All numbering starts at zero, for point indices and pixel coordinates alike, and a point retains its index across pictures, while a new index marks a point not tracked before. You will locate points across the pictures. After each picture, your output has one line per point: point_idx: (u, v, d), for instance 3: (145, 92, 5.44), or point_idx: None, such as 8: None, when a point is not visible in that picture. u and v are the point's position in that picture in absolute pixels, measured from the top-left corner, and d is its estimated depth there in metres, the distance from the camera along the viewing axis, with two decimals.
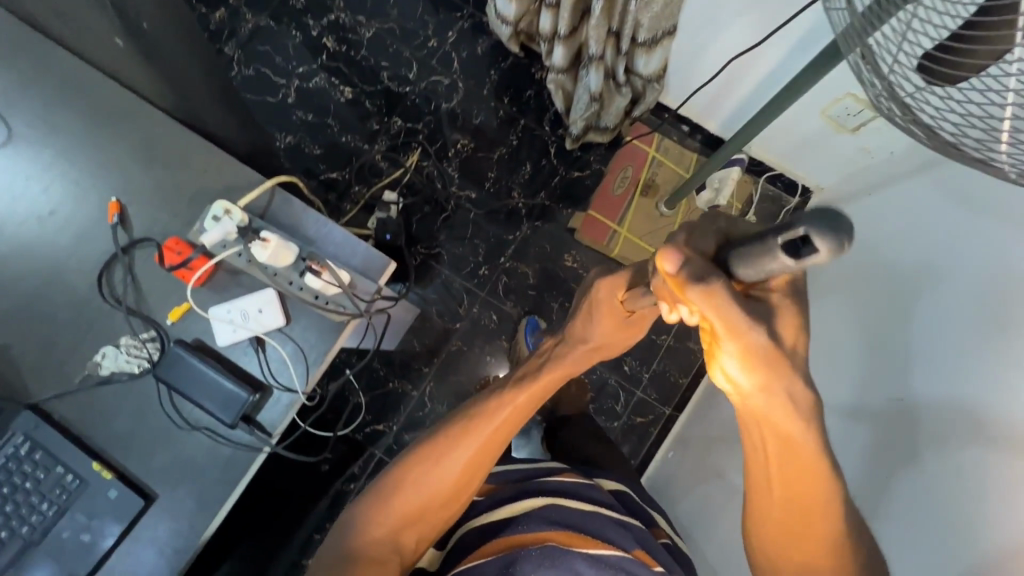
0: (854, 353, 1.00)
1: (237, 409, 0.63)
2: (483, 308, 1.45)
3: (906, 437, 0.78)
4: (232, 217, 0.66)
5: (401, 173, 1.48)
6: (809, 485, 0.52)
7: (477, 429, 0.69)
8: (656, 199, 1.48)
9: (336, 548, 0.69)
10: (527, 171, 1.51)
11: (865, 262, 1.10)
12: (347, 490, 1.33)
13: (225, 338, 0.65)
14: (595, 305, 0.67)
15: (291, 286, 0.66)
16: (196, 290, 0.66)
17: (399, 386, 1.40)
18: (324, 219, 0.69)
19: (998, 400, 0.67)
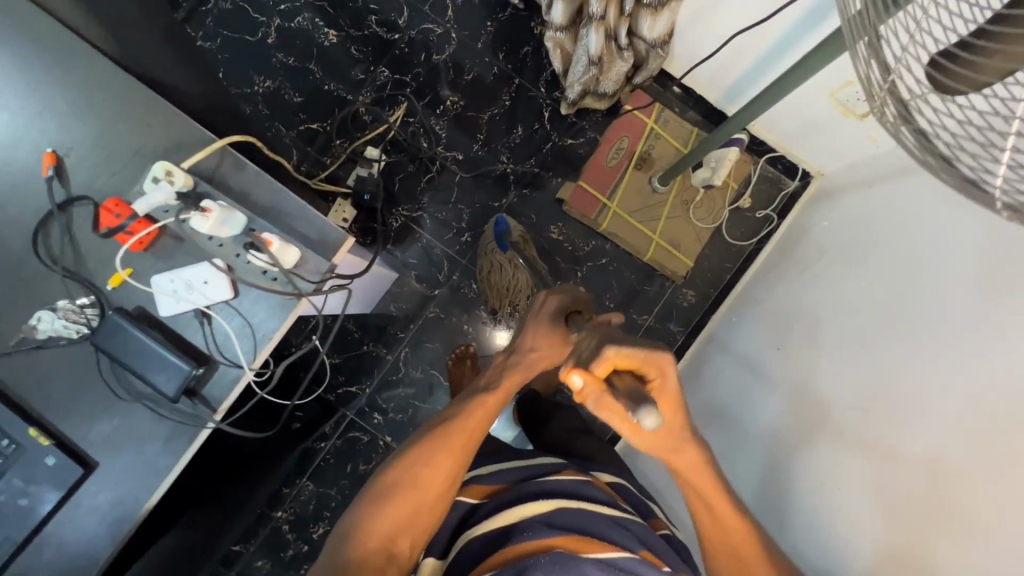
0: (788, 362, 1.11)
1: (179, 382, 0.60)
2: (464, 276, 1.42)
3: (827, 455, 0.90)
4: (173, 182, 0.61)
5: (384, 129, 1.40)
6: (721, 501, 0.69)
7: (455, 429, 0.76)
8: (650, 174, 1.42)
9: (327, 562, 0.67)
10: (518, 134, 1.44)
11: (810, 273, 1.18)
12: (318, 448, 1.36)
13: (167, 310, 0.62)
14: (546, 318, 0.81)
15: (237, 258, 0.63)
16: (138, 255, 0.63)
17: (373, 349, 1.39)
18: (277, 186, 0.65)
19: (939, 444, 0.74)
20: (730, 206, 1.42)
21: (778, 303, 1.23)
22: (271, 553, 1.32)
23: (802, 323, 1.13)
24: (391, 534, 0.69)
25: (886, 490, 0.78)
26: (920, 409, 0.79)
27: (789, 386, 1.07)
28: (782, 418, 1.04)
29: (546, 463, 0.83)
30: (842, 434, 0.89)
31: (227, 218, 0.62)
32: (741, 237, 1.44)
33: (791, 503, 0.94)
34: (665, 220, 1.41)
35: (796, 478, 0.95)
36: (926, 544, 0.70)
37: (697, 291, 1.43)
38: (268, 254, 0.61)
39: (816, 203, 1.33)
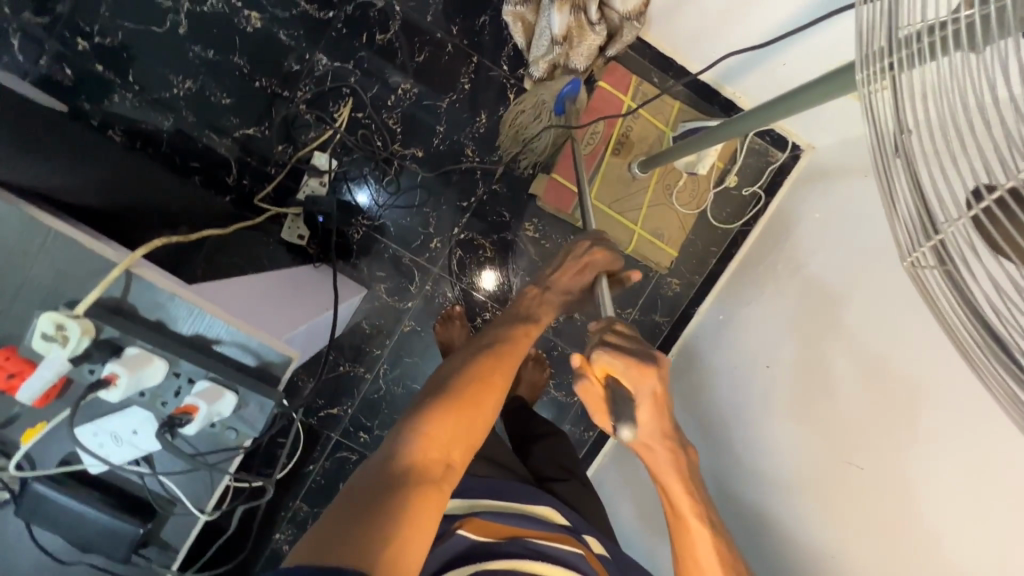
0: (772, 328, 1.11)
1: (127, 545, 0.55)
2: (437, 284, 1.33)
3: (804, 423, 0.94)
4: (71, 339, 0.51)
5: (331, 133, 1.25)
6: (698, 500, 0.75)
7: (511, 353, 0.78)
8: (628, 158, 1.31)
9: (382, 460, 0.61)
10: (482, 122, 1.29)
11: (801, 238, 1.15)
12: (307, 472, 1.35)
13: (97, 467, 0.55)
14: (586, 264, 0.90)
15: (165, 405, 0.56)
16: (51, 407, 0.55)
17: (351, 369, 1.33)
18: (198, 310, 0.56)
19: (912, 484, 0.75)
20: (714, 188, 1.34)
21: (768, 269, 1.21)
22: None
23: (789, 288, 1.12)
24: (449, 442, 0.65)
25: (854, 501, 0.82)
26: (895, 388, 0.81)
27: (771, 352, 1.08)
28: (761, 385, 1.07)
29: (540, 516, 0.76)
30: (817, 403, 0.93)
31: (143, 369, 0.53)
32: (726, 218, 1.36)
33: (759, 463, 1.01)
34: (646, 209, 1.32)
35: (767, 442, 1.01)
36: None
37: (681, 279, 1.37)
38: (199, 418, 0.54)
39: (806, 182, 1.25)
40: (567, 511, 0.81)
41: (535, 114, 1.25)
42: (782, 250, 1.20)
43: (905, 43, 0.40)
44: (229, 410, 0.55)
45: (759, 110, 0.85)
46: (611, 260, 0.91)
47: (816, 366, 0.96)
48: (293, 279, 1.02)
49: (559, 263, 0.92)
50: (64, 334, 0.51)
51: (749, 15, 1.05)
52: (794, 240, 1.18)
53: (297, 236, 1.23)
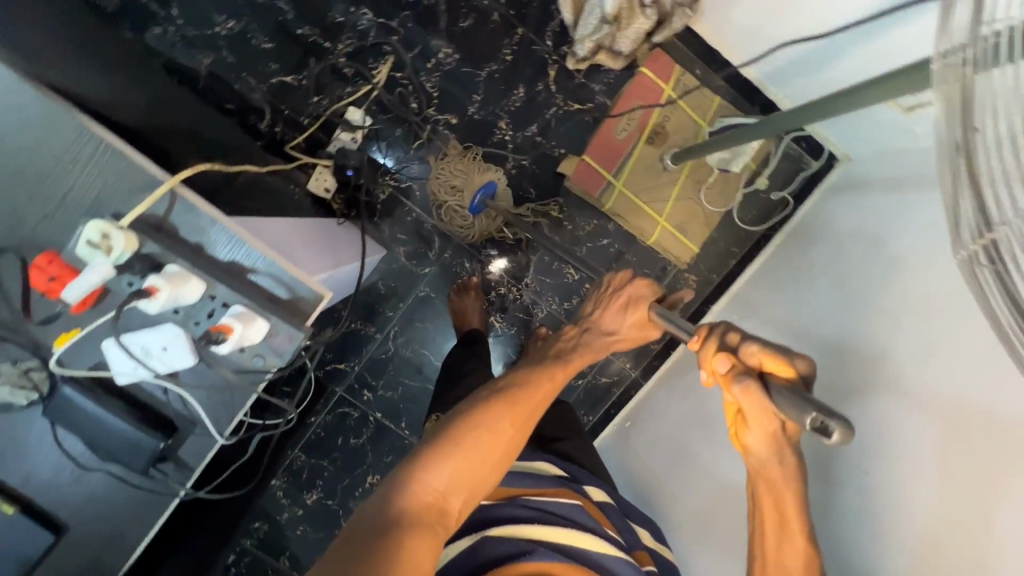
0: (865, 330, 0.92)
1: (148, 456, 0.57)
2: (456, 254, 1.34)
3: (908, 437, 0.74)
4: (113, 247, 0.52)
5: (368, 89, 1.24)
6: (795, 518, 0.66)
7: (529, 393, 0.75)
8: (661, 149, 1.29)
9: (378, 507, 0.60)
10: (519, 96, 1.28)
11: (906, 228, 0.96)
12: (309, 422, 1.37)
13: (124, 379, 0.56)
14: (633, 299, 0.84)
15: (196, 326, 0.57)
16: (86, 316, 0.57)
17: (362, 328, 1.35)
18: (236, 236, 0.56)
19: (924, 489, 0.69)
20: (744, 188, 1.33)
21: (855, 264, 1.03)
22: (266, 517, 1.37)
23: (890, 284, 0.93)
24: (447, 489, 0.64)
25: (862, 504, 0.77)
26: (933, 387, 0.74)
27: (863, 356, 0.89)
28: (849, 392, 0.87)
29: (540, 470, 0.81)
30: (907, 408, 0.76)
31: (180, 287, 0.54)
32: (751, 221, 1.35)
33: (852, 489, 0.79)
34: (672, 202, 1.31)
35: (861, 460, 0.79)
36: None
37: (699, 277, 1.36)
38: (232, 341, 0.56)
39: (836, 192, 1.23)
40: (565, 464, 0.87)
41: (459, 190, 1.26)
42: (878, 242, 1.01)
43: (982, 38, 0.39)
44: (257, 337, 0.57)
45: (796, 110, 0.84)
46: (659, 290, 0.84)
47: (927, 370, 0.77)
48: (325, 227, 1.04)
49: (599, 296, 0.88)
50: (108, 243, 0.52)
51: (804, 13, 1.04)
52: (889, 231, 0.99)
53: (323, 188, 1.24)
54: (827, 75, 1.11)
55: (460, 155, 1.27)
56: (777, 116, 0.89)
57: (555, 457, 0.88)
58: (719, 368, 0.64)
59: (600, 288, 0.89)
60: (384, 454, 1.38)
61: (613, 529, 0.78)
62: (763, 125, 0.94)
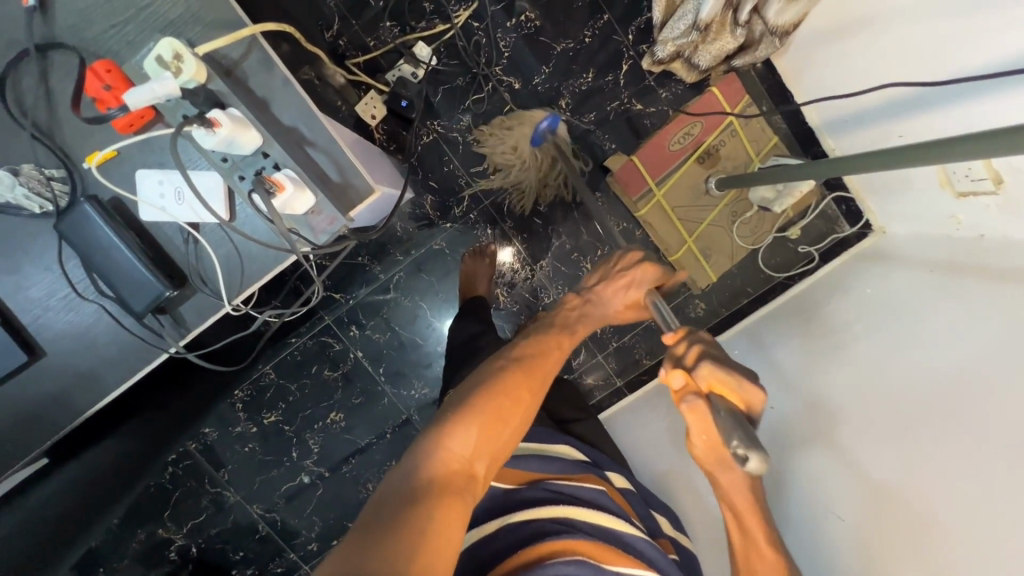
0: (854, 397, 0.93)
1: (151, 299, 0.62)
2: (481, 217, 1.32)
3: (894, 516, 0.78)
4: (180, 74, 0.57)
5: (444, 28, 1.23)
6: (755, 524, 0.69)
7: (543, 364, 0.74)
8: (709, 171, 1.29)
9: (407, 471, 0.57)
10: (587, 80, 1.27)
11: (914, 305, 0.98)
12: (289, 341, 1.34)
13: (147, 214, 0.62)
14: (634, 280, 0.85)
15: (238, 181, 0.61)
16: (128, 140, 0.62)
17: (367, 264, 1.32)
18: (304, 105, 0.64)
19: (904, 526, 0.76)
20: (775, 232, 1.33)
21: (859, 329, 1.04)
22: (218, 426, 1.33)
23: (886, 356, 0.94)
24: (473, 453, 0.61)
25: (845, 532, 0.83)
26: (920, 434, 0.80)
27: (851, 421, 0.91)
28: (836, 455, 0.90)
29: (558, 455, 0.86)
30: (894, 453, 0.82)
31: (237, 136, 0.59)
32: (774, 266, 1.36)
33: (833, 545, 0.83)
34: (705, 226, 1.31)
35: (843, 522, 0.84)
36: None
37: (708, 306, 1.36)
38: (283, 196, 0.60)
39: (862, 260, 1.23)
40: (586, 450, 0.92)
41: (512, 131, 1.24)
42: (885, 311, 1.03)
43: None
44: (303, 208, 0.63)
45: (843, 158, 0.85)
46: (662, 274, 0.86)
47: (922, 442, 0.79)
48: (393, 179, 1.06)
49: (604, 273, 0.87)
50: (177, 65, 0.57)
51: (871, 80, 1.03)
52: (898, 304, 1.01)
53: (369, 115, 1.23)
54: (882, 138, 1.07)
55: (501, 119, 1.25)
56: (825, 160, 0.91)
57: (576, 443, 0.92)
58: (674, 384, 0.67)
59: (609, 264, 0.88)
60: (354, 394, 1.36)
61: (635, 516, 0.83)
62: (808, 167, 0.95)
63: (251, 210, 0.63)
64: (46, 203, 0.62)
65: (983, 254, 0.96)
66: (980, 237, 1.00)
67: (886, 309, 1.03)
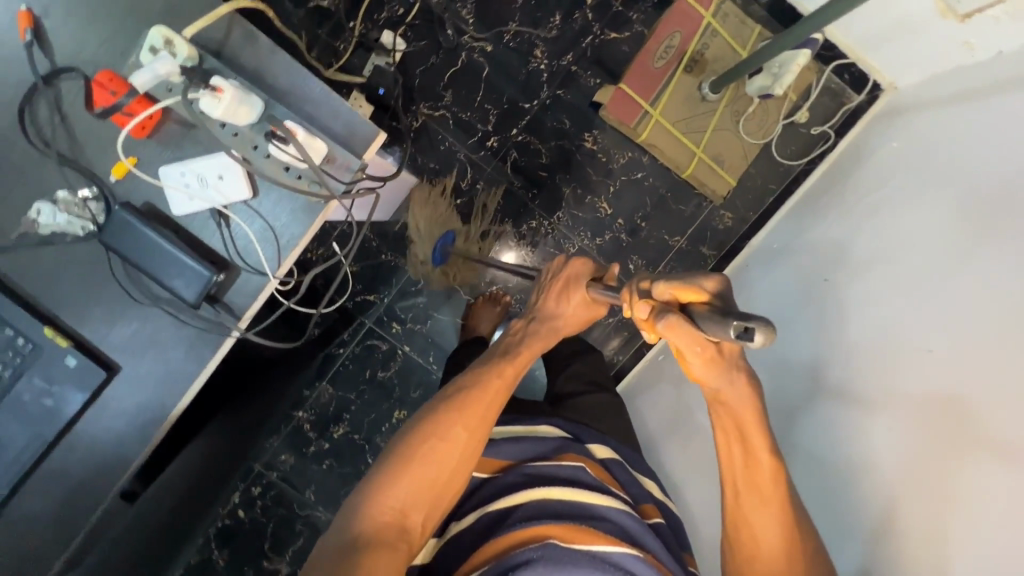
0: (881, 350, 0.84)
1: (201, 287, 0.64)
2: (488, 184, 1.32)
3: (931, 441, 0.71)
4: (174, 53, 0.63)
5: (406, 12, 1.25)
6: (756, 433, 0.65)
7: (478, 397, 0.69)
8: (700, 77, 1.27)
9: (341, 533, 0.61)
10: (556, 23, 1.27)
11: (935, 233, 0.86)
12: (336, 353, 1.37)
13: (179, 206, 0.66)
14: (569, 281, 0.78)
15: (255, 150, 0.66)
16: (143, 143, 0.66)
17: (393, 260, 1.35)
18: (294, 65, 0.66)
19: (916, 420, 0.74)
20: (784, 120, 1.30)
21: (873, 264, 0.94)
22: (293, 450, 1.37)
23: (918, 293, 0.83)
24: (402, 505, 0.63)
25: (860, 442, 0.80)
26: (939, 320, 0.78)
27: (881, 352, 0.84)
28: (867, 370, 0.85)
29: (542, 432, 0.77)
30: (911, 340, 0.80)
31: (242, 100, 0.63)
32: (791, 155, 1.32)
33: (854, 508, 0.78)
34: (711, 132, 1.28)
35: (870, 488, 0.77)
36: (919, 524, 0.68)
37: (735, 214, 1.34)
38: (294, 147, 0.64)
39: (879, 121, 1.20)
40: (568, 422, 0.82)
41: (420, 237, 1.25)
42: (896, 238, 0.93)
43: None
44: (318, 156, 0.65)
45: None
46: (595, 268, 0.79)
47: (935, 328, 0.78)
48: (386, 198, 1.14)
49: (541, 286, 0.82)
50: (170, 49, 0.63)
51: None
52: (908, 231, 0.91)
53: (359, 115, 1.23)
54: None
55: (426, 198, 1.25)
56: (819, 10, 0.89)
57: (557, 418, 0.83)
58: (641, 315, 0.62)
59: (543, 276, 0.83)
60: (411, 389, 1.38)
61: (618, 486, 0.75)
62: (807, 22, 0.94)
63: (270, 177, 0.66)
64: (88, 222, 0.66)
65: (992, 152, 0.85)
66: (1000, 54, 0.97)
67: (918, 158, 0.99)
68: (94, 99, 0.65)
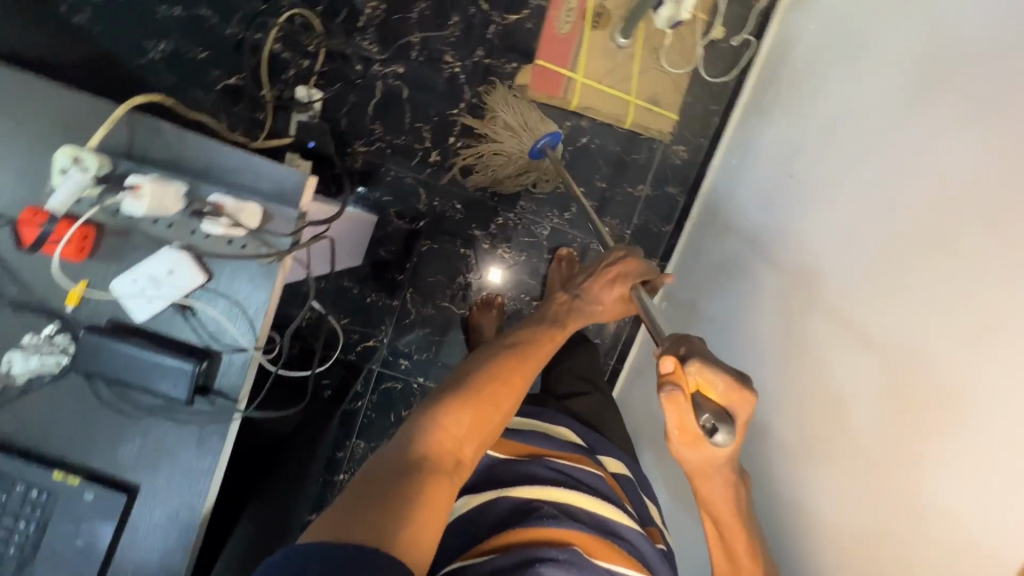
0: (839, 324, 0.81)
1: (188, 380, 0.65)
2: (445, 198, 1.34)
3: (900, 421, 0.68)
4: (84, 166, 0.64)
5: (312, 63, 1.26)
6: (729, 520, 0.69)
7: (533, 353, 0.74)
8: (609, 30, 1.26)
9: (395, 451, 0.59)
10: (456, 25, 1.27)
11: (873, 196, 0.82)
12: (356, 408, 1.36)
13: (141, 312, 0.66)
14: (619, 276, 0.83)
15: (193, 235, 0.67)
16: (89, 265, 0.66)
17: (378, 299, 1.35)
18: (204, 140, 0.67)
19: (888, 395, 0.70)
20: (703, 41, 1.29)
21: (795, 254, 0.95)
22: None
23: (869, 257, 0.80)
24: (463, 434, 0.62)
25: (834, 415, 0.78)
26: (899, 285, 0.74)
27: (844, 314, 0.81)
28: (835, 331, 0.81)
29: (559, 435, 0.75)
30: (871, 304, 0.77)
31: (162, 190, 0.64)
32: (720, 73, 1.33)
33: (820, 502, 0.77)
34: (637, 78, 1.28)
35: (838, 479, 0.75)
36: (889, 516, 0.67)
37: (688, 146, 1.35)
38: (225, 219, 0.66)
39: (792, 11, 1.20)
40: (583, 431, 0.79)
41: (512, 131, 1.25)
42: (806, 222, 0.94)
43: None
44: (250, 225, 0.67)
45: None
46: (646, 272, 0.83)
47: (893, 293, 0.74)
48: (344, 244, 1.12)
49: (587, 271, 0.86)
50: (79, 165, 0.64)
51: None
52: (815, 213, 0.93)
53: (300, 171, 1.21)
54: None
55: (505, 96, 1.26)
56: None
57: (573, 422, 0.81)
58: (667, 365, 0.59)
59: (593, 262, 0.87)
60: None
61: (627, 502, 0.73)
62: None
63: (215, 255, 0.67)
64: (60, 354, 0.66)
65: (885, 84, 0.86)
66: None
67: (841, 32, 0.99)
68: (21, 238, 0.65)
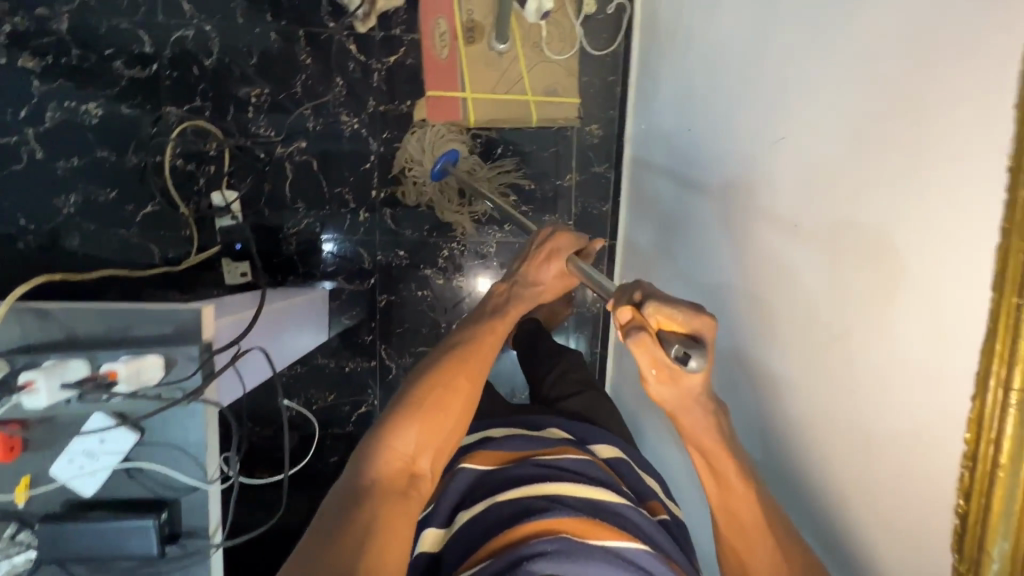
0: (779, 231, 0.78)
1: (154, 534, 0.67)
2: (387, 249, 1.35)
3: (852, 308, 0.64)
4: None
5: (219, 163, 1.28)
6: (726, 463, 0.62)
7: (476, 353, 0.71)
8: (485, 40, 1.25)
9: (348, 480, 0.59)
10: (341, 84, 1.28)
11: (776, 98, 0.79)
12: None
13: (87, 487, 0.68)
14: (553, 251, 0.79)
15: (108, 398, 0.68)
16: (26, 459, 0.68)
17: (357, 365, 1.37)
18: (95, 307, 0.69)
19: (836, 286, 0.67)
20: (578, 19, 1.28)
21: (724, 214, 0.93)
22: None
23: (787, 156, 0.77)
24: (416, 450, 0.63)
25: (797, 324, 0.74)
26: (818, 176, 0.70)
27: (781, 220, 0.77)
28: (779, 239, 0.78)
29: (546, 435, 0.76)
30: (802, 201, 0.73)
31: (64, 372, 0.66)
32: (604, 45, 1.33)
33: (806, 428, 0.73)
34: (527, 76, 1.27)
35: (816, 394, 0.71)
36: (865, 414, 0.63)
37: (599, 121, 1.36)
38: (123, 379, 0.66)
39: None
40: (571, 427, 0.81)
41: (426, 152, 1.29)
42: (723, 164, 0.93)
43: None
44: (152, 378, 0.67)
45: None
46: (578, 241, 0.80)
47: (816, 184, 0.71)
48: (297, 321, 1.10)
49: (522, 253, 0.83)
50: None
51: None
52: (728, 141, 0.91)
53: (240, 275, 1.29)
54: None
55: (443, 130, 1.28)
56: None
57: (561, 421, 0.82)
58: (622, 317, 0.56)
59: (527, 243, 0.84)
60: None
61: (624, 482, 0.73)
62: None
63: (138, 408, 0.69)
64: (27, 549, 0.68)
65: (752, 12, 0.86)
66: None
67: None
68: None
